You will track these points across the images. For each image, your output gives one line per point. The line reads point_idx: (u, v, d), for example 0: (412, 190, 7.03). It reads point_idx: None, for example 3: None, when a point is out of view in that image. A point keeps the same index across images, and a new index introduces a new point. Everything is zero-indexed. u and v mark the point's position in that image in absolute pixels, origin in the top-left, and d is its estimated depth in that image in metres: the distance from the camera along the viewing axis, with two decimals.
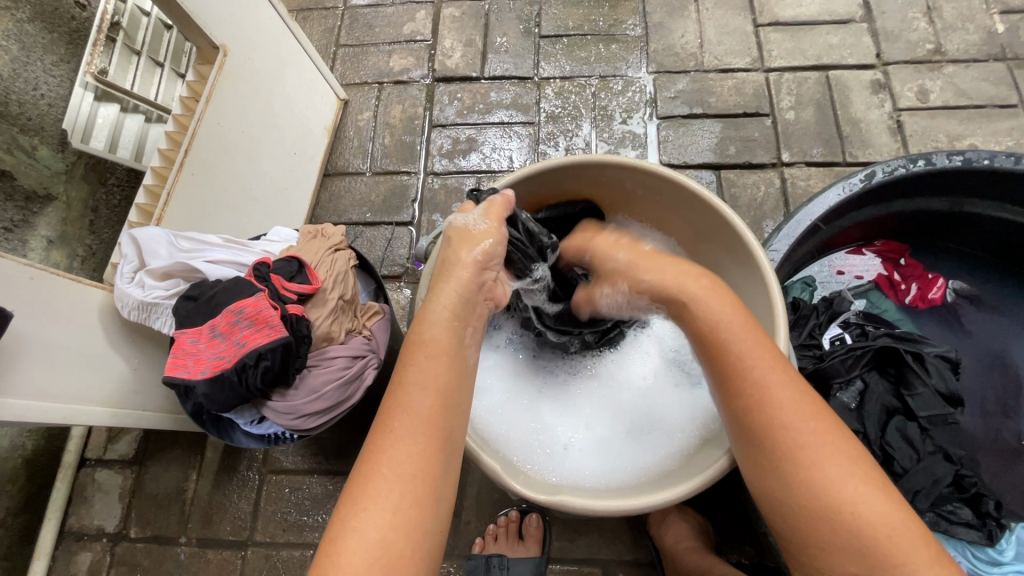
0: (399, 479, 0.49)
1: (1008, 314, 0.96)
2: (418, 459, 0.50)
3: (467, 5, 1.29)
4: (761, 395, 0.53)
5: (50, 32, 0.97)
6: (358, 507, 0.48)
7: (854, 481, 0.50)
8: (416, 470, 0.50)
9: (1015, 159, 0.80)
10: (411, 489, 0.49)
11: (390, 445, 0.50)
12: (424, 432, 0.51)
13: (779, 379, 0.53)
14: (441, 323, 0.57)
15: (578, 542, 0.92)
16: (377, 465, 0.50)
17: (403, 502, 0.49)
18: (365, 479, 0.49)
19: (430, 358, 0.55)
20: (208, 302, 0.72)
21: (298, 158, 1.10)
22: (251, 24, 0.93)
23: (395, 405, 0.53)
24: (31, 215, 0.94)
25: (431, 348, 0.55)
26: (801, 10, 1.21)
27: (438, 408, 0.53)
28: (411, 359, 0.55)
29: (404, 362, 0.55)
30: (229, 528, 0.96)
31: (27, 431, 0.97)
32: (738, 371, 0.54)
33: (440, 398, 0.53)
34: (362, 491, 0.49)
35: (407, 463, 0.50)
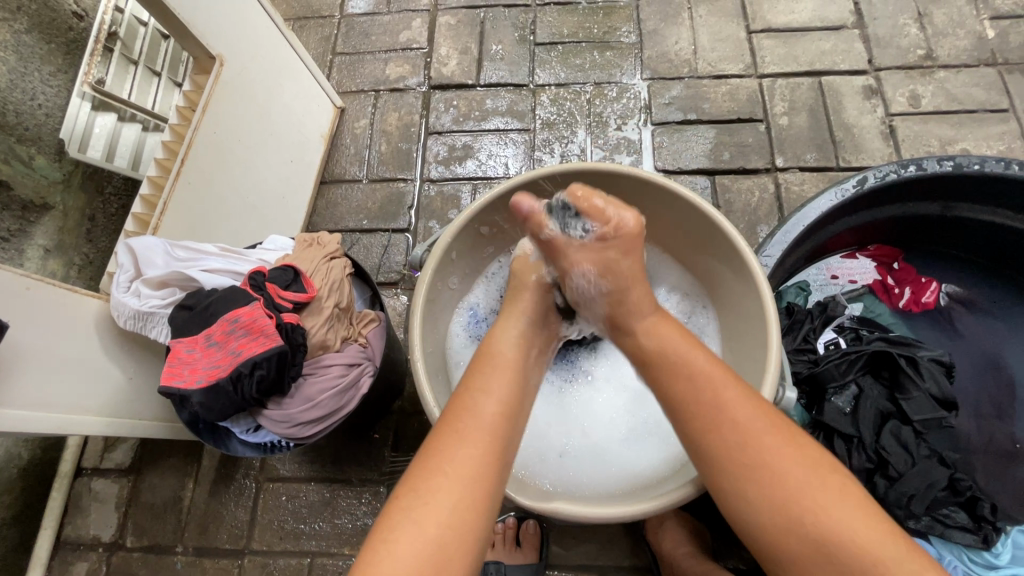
0: (466, 478, 0.52)
1: (1000, 317, 0.96)
2: (479, 464, 0.53)
3: (462, 13, 1.30)
4: (725, 416, 0.55)
5: (47, 43, 0.97)
6: (415, 506, 0.50)
7: (833, 497, 0.51)
8: (476, 473, 0.53)
9: (1005, 164, 0.81)
10: (471, 488, 0.52)
11: (455, 445, 0.53)
12: (488, 440, 0.55)
13: (734, 397, 0.56)
14: (512, 347, 0.64)
15: (575, 549, 0.91)
16: (441, 461, 0.53)
17: (462, 502, 0.51)
18: (430, 473, 0.52)
19: (496, 372, 0.60)
20: (203, 311, 0.72)
21: (294, 166, 1.10)
22: (248, 35, 0.94)
23: (459, 410, 0.56)
24: (28, 224, 0.95)
25: (498, 363, 0.61)
26: (793, 17, 1.22)
27: (500, 418, 0.57)
28: (480, 372, 0.60)
29: (475, 371, 0.61)
30: (226, 537, 0.96)
31: (23, 441, 0.97)
32: (700, 394, 0.57)
33: (505, 409, 0.57)
34: (427, 485, 0.51)
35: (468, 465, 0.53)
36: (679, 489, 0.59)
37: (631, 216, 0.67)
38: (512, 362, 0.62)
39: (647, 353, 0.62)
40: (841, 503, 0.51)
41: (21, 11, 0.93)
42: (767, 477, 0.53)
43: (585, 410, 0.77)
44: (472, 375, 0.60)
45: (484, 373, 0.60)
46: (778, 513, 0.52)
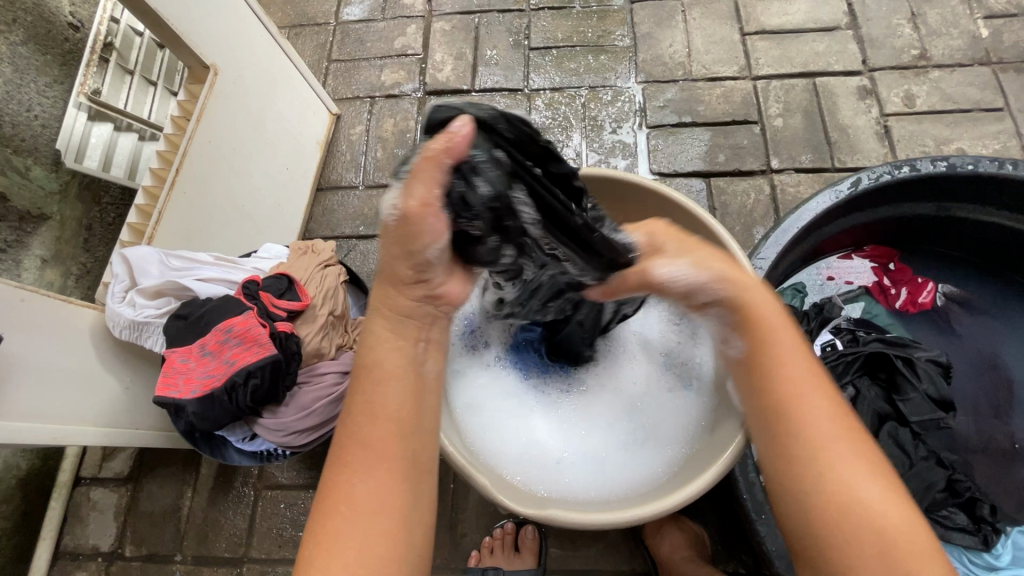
0: (371, 515, 0.47)
1: (997, 316, 0.96)
2: (379, 489, 0.47)
3: (457, 18, 1.31)
4: (799, 396, 0.51)
5: (43, 54, 0.98)
6: (319, 545, 0.46)
7: (885, 503, 0.47)
8: (370, 505, 0.47)
9: (999, 164, 0.81)
10: (373, 526, 0.46)
11: (351, 478, 0.48)
12: (386, 465, 0.48)
13: (812, 380, 0.52)
14: (393, 349, 0.52)
15: (575, 552, 0.91)
16: (340, 498, 0.47)
17: (368, 534, 0.46)
18: (326, 512, 0.47)
19: (374, 384, 0.51)
20: (197, 321, 0.73)
21: (290, 173, 1.11)
22: (241, 44, 0.94)
23: (351, 435, 0.50)
24: (25, 235, 0.95)
25: (379, 372, 0.51)
26: (787, 18, 1.22)
27: (397, 439, 0.49)
28: (362, 388, 0.51)
29: (358, 391, 0.51)
30: (224, 545, 0.96)
31: (21, 451, 0.97)
32: (782, 364, 0.52)
33: (394, 424, 0.49)
34: (324, 529, 0.46)
35: (370, 497, 0.47)
36: (684, 491, 0.59)
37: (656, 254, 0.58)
38: (402, 372, 0.51)
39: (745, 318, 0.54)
40: (889, 504, 0.47)
41: (17, 23, 0.94)
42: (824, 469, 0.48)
43: (583, 416, 0.77)
44: (357, 395, 0.51)
45: (369, 391, 0.50)
46: (826, 502, 0.48)
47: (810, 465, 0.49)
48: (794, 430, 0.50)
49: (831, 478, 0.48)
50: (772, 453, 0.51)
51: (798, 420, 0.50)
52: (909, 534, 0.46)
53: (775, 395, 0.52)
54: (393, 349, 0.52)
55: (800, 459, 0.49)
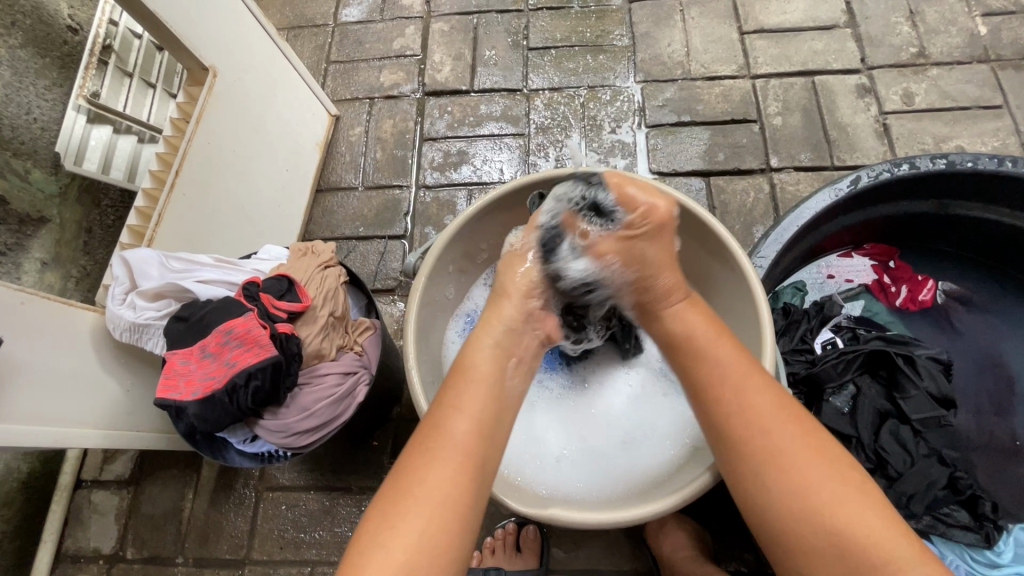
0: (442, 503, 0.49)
1: (998, 313, 0.96)
2: (450, 478, 0.51)
3: (455, 19, 1.31)
4: (736, 405, 0.55)
5: (42, 57, 0.98)
6: (388, 522, 0.49)
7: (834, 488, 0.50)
8: (443, 492, 0.50)
9: (998, 161, 0.81)
10: (441, 513, 0.49)
11: (427, 464, 0.51)
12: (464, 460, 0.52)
13: (758, 393, 0.55)
14: (489, 355, 0.59)
15: (577, 552, 0.91)
16: (410, 479, 0.51)
17: (435, 518, 0.49)
18: (399, 492, 0.50)
19: (468, 382, 0.57)
20: (198, 323, 0.72)
21: (290, 175, 1.11)
22: (239, 46, 0.94)
23: (434, 424, 0.54)
24: (25, 238, 0.95)
25: (472, 375, 0.57)
26: (785, 17, 1.22)
27: (478, 438, 0.54)
28: (455, 385, 0.57)
29: (448, 388, 0.57)
30: (226, 547, 0.96)
31: (22, 454, 0.97)
32: (714, 374, 0.57)
33: (476, 424, 0.54)
34: (395, 509, 0.49)
35: (441, 485, 0.50)
36: (688, 486, 0.59)
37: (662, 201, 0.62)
38: (490, 378, 0.58)
39: (675, 341, 0.62)
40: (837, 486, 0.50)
41: (15, 26, 0.94)
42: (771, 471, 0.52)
43: (585, 415, 0.77)
44: (446, 391, 0.57)
45: (458, 389, 0.56)
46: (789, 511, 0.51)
47: (756, 470, 0.53)
48: (734, 440, 0.55)
49: (782, 477, 0.51)
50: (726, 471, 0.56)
51: (736, 428, 0.55)
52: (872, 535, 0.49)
53: (724, 419, 0.56)
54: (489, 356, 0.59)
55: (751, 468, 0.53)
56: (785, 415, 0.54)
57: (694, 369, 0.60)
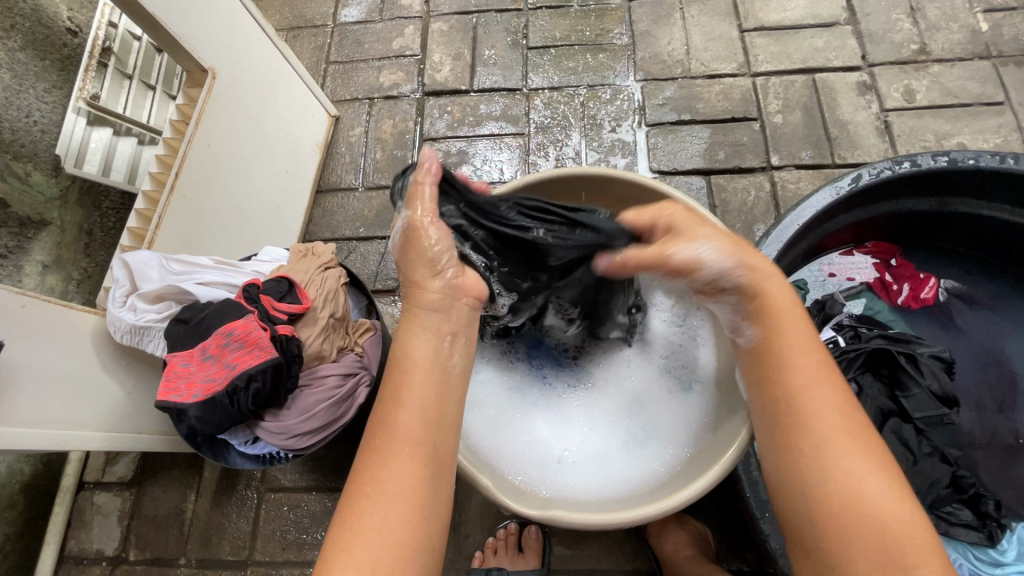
0: (398, 497, 0.50)
1: (1001, 311, 0.96)
2: (409, 474, 0.51)
3: (454, 19, 1.30)
4: (803, 387, 0.55)
5: (42, 59, 0.98)
6: (350, 522, 0.49)
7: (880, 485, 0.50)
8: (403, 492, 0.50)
9: (1000, 158, 0.80)
10: (402, 507, 0.50)
11: (379, 461, 0.51)
12: (415, 449, 0.52)
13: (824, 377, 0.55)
14: (428, 342, 0.58)
15: (578, 552, 0.91)
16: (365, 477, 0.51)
17: (393, 517, 0.49)
18: (357, 492, 0.50)
19: (412, 376, 0.55)
20: (198, 325, 0.72)
21: (289, 176, 1.11)
22: (238, 48, 0.94)
23: (386, 418, 0.54)
24: (26, 240, 0.95)
25: (410, 366, 0.56)
26: (786, 14, 1.22)
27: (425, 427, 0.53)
28: (398, 377, 0.56)
29: (389, 382, 0.56)
30: (228, 548, 0.96)
31: (24, 456, 0.97)
32: (787, 348, 0.56)
33: (426, 414, 0.54)
34: (352, 513, 0.49)
35: (399, 481, 0.50)
36: (695, 483, 0.59)
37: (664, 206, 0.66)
38: (426, 364, 0.56)
39: (764, 308, 0.58)
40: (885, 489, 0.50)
41: (15, 29, 0.94)
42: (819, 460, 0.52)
43: (585, 415, 0.78)
44: (389, 383, 0.56)
45: (399, 383, 0.55)
46: (829, 494, 0.51)
47: (813, 454, 0.52)
48: (800, 422, 0.54)
49: (833, 464, 0.51)
50: (778, 449, 0.55)
51: (797, 406, 0.54)
52: (912, 531, 0.49)
53: (788, 393, 0.55)
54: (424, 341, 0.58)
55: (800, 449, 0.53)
56: (850, 412, 0.54)
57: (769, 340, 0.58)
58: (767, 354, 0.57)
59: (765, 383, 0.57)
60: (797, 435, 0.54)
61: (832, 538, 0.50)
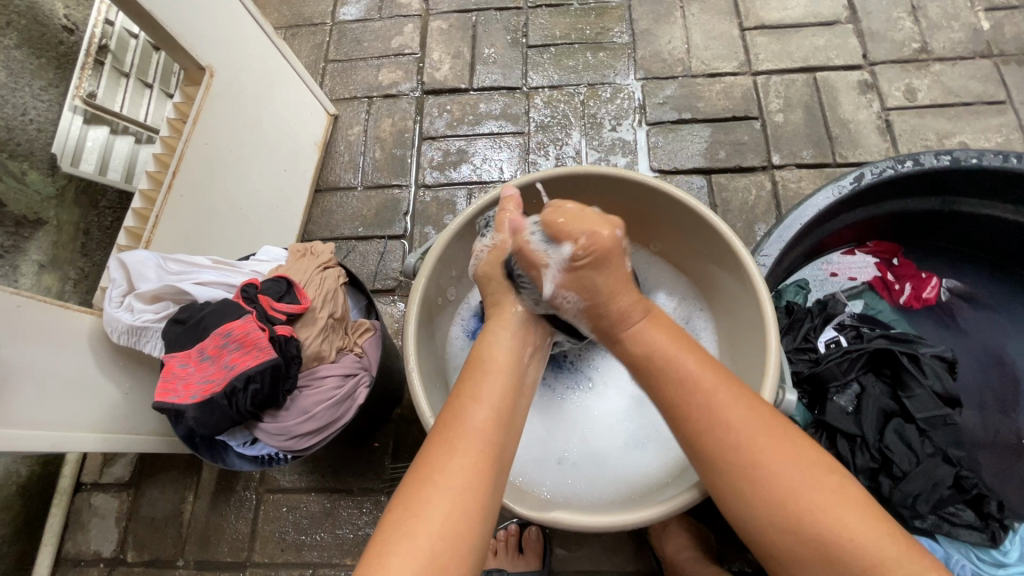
0: (462, 483, 0.50)
1: (1002, 311, 0.95)
2: (475, 466, 0.51)
3: (454, 17, 1.30)
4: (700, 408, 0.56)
5: (38, 57, 0.97)
6: (411, 512, 0.49)
7: (806, 482, 0.51)
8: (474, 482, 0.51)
9: (1004, 158, 0.80)
10: (463, 495, 0.50)
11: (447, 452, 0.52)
12: (485, 439, 0.53)
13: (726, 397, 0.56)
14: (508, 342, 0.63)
15: (579, 553, 0.90)
16: (430, 467, 0.51)
17: (459, 505, 0.49)
18: (422, 480, 0.50)
19: (491, 372, 0.59)
20: (196, 326, 0.72)
21: (288, 175, 1.10)
22: (236, 45, 0.93)
23: (452, 413, 0.55)
24: (23, 240, 0.94)
25: (489, 366, 0.60)
26: (787, 13, 1.21)
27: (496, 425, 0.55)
28: (473, 375, 0.59)
29: (468, 380, 0.58)
30: (226, 549, 0.96)
31: (21, 458, 0.97)
32: (679, 383, 0.57)
33: (496, 412, 0.56)
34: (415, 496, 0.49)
35: (467, 473, 0.51)
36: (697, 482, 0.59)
37: (606, 231, 0.61)
38: (504, 364, 0.60)
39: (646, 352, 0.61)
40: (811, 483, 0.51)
41: (10, 26, 0.93)
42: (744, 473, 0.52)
43: (583, 416, 0.77)
44: (466, 380, 0.58)
45: (477, 381, 0.58)
46: (773, 514, 0.51)
47: (725, 473, 0.53)
48: (704, 447, 0.55)
49: (763, 484, 0.52)
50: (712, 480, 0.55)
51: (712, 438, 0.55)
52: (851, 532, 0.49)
53: (701, 426, 0.56)
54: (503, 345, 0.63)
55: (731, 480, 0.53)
56: (763, 425, 0.54)
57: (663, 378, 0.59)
58: (668, 392, 0.58)
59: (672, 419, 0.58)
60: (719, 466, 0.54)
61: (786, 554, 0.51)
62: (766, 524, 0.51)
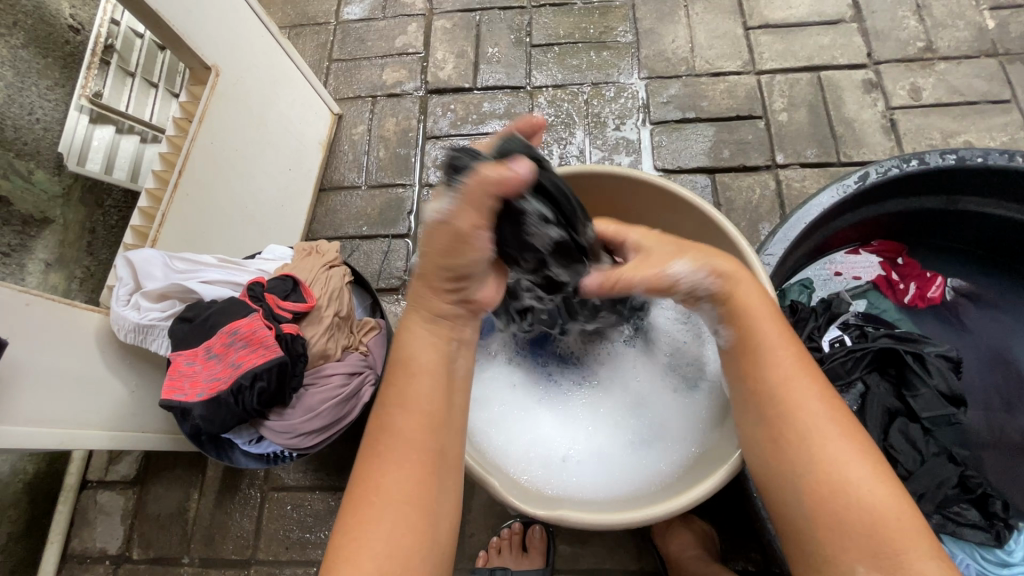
0: (387, 504, 0.49)
1: (1008, 310, 0.95)
2: (401, 483, 0.50)
3: (458, 16, 1.30)
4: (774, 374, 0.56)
5: (44, 57, 0.97)
6: (350, 535, 0.48)
7: (864, 469, 0.51)
8: (401, 499, 0.49)
9: (1009, 157, 0.80)
10: (404, 515, 0.49)
11: (372, 474, 0.50)
12: (414, 452, 0.51)
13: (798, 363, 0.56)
14: (428, 342, 0.56)
15: (583, 551, 0.91)
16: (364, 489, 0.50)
17: (390, 527, 0.48)
18: (356, 505, 0.49)
19: (414, 381, 0.54)
20: (202, 324, 0.72)
21: (293, 175, 1.10)
22: (241, 45, 0.93)
23: (380, 430, 0.53)
24: (28, 239, 0.94)
25: (417, 372, 0.55)
26: (791, 12, 1.21)
27: (428, 430, 0.52)
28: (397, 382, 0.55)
29: (391, 386, 0.54)
30: (232, 547, 0.96)
31: (28, 455, 0.97)
32: (758, 342, 0.57)
33: (423, 418, 0.52)
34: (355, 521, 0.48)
35: (400, 490, 0.49)
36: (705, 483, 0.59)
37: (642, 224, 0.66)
38: (428, 362, 0.55)
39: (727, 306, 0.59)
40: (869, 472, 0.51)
41: (16, 26, 0.93)
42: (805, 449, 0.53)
43: (585, 412, 0.77)
44: (392, 388, 0.54)
45: (400, 386, 0.54)
46: (817, 485, 0.52)
47: (787, 444, 0.54)
48: (772, 408, 0.55)
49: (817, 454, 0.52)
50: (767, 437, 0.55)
51: (780, 399, 0.55)
52: (896, 515, 0.50)
53: (772, 387, 0.56)
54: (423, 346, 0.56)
55: (789, 441, 0.54)
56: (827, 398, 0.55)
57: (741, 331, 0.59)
58: (746, 345, 0.58)
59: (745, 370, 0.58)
60: (780, 427, 0.55)
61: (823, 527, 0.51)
62: (815, 503, 0.52)
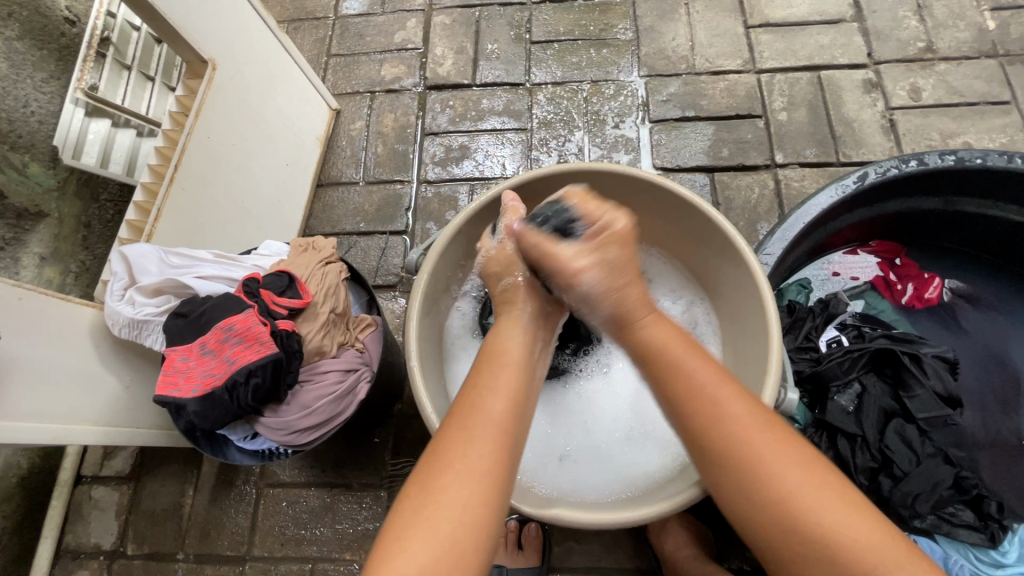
0: (477, 473, 0.49)
1: (1004, 311, 0.95)
2: (489, 455, 0.50)
3: (457, 12, 1.29)
4: (717, 423, 0.52)
5: (39, 49, 0.96)
6: (432, 495, 0.48)
7: (820, 498, 0.48)
8: (489, 475, 0.50)
9: (1007, 158, 0.80)
10: (484, 488, 0.49)
11: (466, 437, 0.51)
12: (497, 441, 0.52)
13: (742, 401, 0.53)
14: (518, 337, 0.61)
15: (577, 549, 0.91)
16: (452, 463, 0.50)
17: (474, 494, 0.48)
18: (441, 466, 0.49)
19: (499, 366, 0.57)
20: (198, 319, 0.72)
21: (290, 170, 1.09)
22: (238, 40, 0.93)
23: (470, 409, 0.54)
24: (23, 232, 0.93)
25: (502, 358, 0.58)
26: (792, 11, 1.21)
27: (512, 412, 0.54)
28: (488, 367, 0.57)
29: (482, 370, 0.57)
30: (226, 543, 0.96)
31: (22, 449, 0.97)
32: (695, 388, 0.54)
33: (512, 403, 0.55)
34: (436, 478, 0.49)
35: (486, 459, 0.50)
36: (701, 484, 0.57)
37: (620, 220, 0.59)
38: (514, 354, 0.59)
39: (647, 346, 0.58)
40: (833, 505, 0.48)
41: (11, 17, 0.92)
42: (775, 500, 0.49)
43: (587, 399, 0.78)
44: (479, 373, 0.57)
45: (492, 370, 0.57)
46: (775, 517, 0.49)
47: (730, 478, 0.51)
48: (708, 442, 0.53)
49: (770, 489, 0.49)
50: (710, 478, 0.53)
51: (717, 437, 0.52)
52: (860, 535, 0.47)
53: (702, 425, 0.53)
54: (540, 366, 0.62)
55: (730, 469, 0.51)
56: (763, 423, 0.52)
57: (662, 375, 0.57)
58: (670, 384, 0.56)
59: (680, 407, 0.55)
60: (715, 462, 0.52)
61: (800, 559, 0.48)
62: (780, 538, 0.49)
